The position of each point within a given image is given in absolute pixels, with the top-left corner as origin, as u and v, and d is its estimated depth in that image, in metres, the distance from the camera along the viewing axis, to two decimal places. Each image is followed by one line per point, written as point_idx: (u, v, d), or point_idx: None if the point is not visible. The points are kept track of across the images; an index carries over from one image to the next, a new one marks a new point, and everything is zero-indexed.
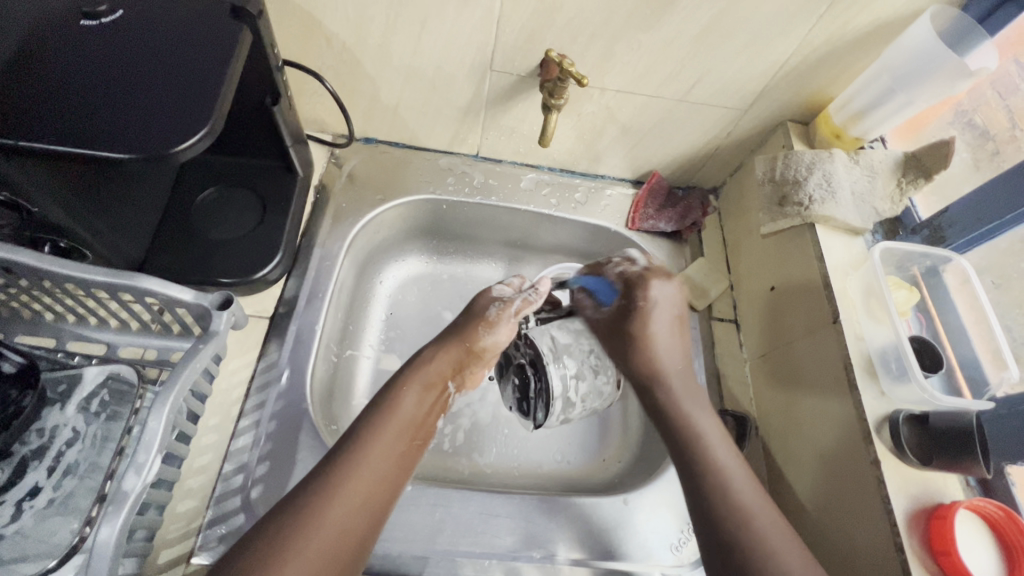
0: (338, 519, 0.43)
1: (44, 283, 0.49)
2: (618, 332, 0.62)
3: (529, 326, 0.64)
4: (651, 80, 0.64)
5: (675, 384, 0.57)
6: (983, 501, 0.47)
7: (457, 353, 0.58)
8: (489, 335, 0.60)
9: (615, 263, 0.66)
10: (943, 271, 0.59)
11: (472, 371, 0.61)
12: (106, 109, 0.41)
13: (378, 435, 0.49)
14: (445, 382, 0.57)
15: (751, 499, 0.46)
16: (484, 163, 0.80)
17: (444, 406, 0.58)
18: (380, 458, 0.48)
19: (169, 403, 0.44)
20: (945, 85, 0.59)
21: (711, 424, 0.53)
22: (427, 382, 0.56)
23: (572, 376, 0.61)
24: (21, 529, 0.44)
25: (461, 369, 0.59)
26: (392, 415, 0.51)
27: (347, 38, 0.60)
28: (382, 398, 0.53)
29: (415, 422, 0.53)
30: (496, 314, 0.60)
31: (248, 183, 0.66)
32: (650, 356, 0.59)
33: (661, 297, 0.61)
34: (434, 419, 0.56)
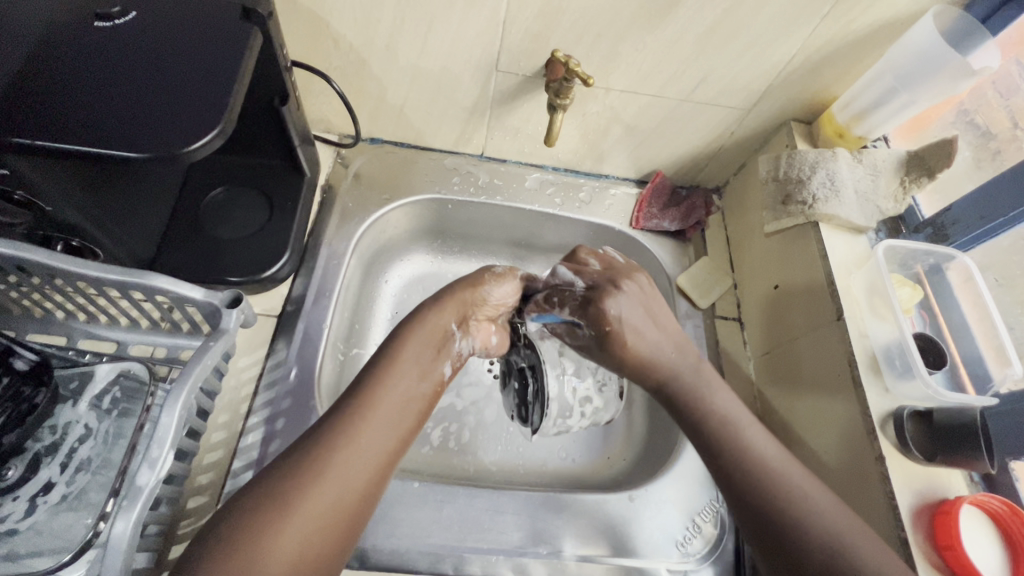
0: (345, 461, 0.43)
1: (56, 281, 0.50)
2: (599, 355, 0.57)
3: (525, 328, 0.63)
4: (655, 80, 0.65)
5: (681, 368, 0.54)
6: (986, 496, 0.47)
7: (460, 298, 0.56)
8: (494, 285, 0.59)
9: (559, 298, 0.59)
10: (946, 269, 0.59)
11: (478, 322, 0.58)
12: (118, 108, 0.42)
13: (388, 379, 0.49)
14: (449, 329, 0.55)
15: (784, 468, 0.47)
16: (488, 163, 0.80)
17: (454, 353, 0.56)
18: (389, 404, 0.48)
19: (181, 399, 0.44)
20: (947, 85, 0.59)
21: (725, 396, 0.53)
22: (430, 329, 0.54)
23: (569, 378, 0.60)
24: (34, 524, 0.45)
25: (467, 317, 0.57)
26: (395, 362, 0.51)
27: (354, 40, 0.61)
28: (387, 346, 0.52)
29: (422, 365, 0.52)
30: (504, 269, 0.61)
31: (256, 183, 0.67)
32: (640, 357, 0.55)
33: (624, 305, 0.55)
34: (442, 368, 0.54)
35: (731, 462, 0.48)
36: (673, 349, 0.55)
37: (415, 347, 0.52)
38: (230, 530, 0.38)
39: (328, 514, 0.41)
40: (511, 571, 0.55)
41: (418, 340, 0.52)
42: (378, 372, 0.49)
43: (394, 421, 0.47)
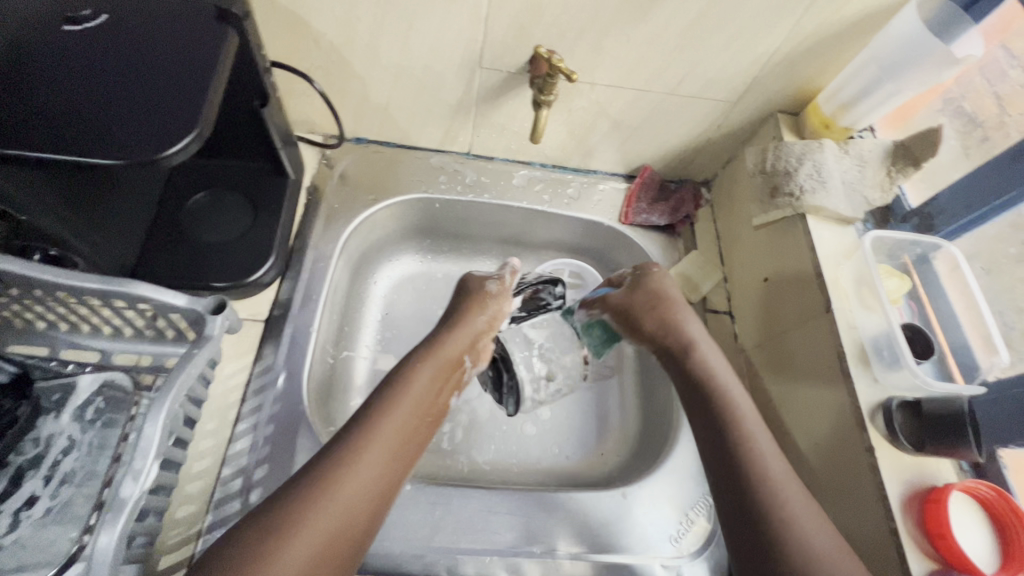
0: (355, 487, 0.44)
1: (35, 292, 0.49)
2: (636, 305, 0.61)
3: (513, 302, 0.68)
4: (641, 74, 0.64)
5: (709, 356, 0.56)
6: (975, 483, 0.48)
7: (471, 327, 0.59)
8: (494, 305, 0.62)
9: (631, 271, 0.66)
10: (933, 258, 0.59)
11: (487, 342, 0.61)
12: (88, 114, 0.41)
13: (399, 404, 0.51)
14: (460, 358, 0.58)
15: (768, 454, 0.47)
16: (476, 161, 0.79)
17: (458, 385, 0.59)
18: (398, 429, 0.49)
19: (164, 409, 0.44)
20: (932, 74, 0.59)
21: (735, 383, 0.54)
22: (442, 360, 0.56)
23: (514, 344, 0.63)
24: (18, 539, 0.44)
25: (478, 343, 0.60)
26: (406, 390, 0.52)
27: (334, 39, 0.60)
28: (393, 377, 0.53)
29: (428, 400, 0.53)
30: (497, 289, 0.63)
31: (240, 186, 0.66)
32: (677, 324, 0.59)
33: (669, 273, 0.64)
34: (447, 397, 0.57)
35: (737, 438, 0.49)
36: (705, 336, 0.58)
37: (427, 367, 0.55)
38: (227, 555, 0.37)
39: (333, 541, 0.41)
40: (505, 571, 0.54)
41: (430, 369, 0.54)
42: (388, 398, 0.51)
43: (399, 447, 0.49)
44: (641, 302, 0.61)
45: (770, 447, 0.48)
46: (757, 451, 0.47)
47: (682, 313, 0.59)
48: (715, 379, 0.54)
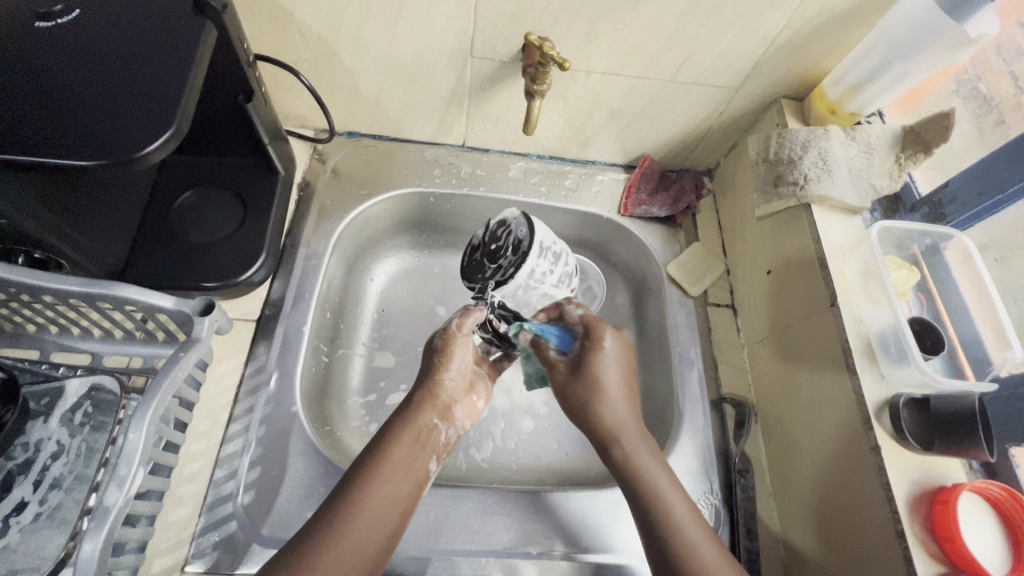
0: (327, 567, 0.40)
1: (22, 296, 0.48)
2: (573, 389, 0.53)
3: (491, 291, 0.60)
4: (638, 60, 0.62)
5: (630, 440, 0.49)
6: (986, 483, 0.46)
7: (432, 395, 0.55)
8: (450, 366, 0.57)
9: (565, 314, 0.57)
10: (944, 249, 0.57)
11: (460, 402, 0.57)
12: (61, 114, 0.39)
13: (373, 484, 0.46)
14: (431, 426, 0.53)
15: (712, 560, 0.42)
16: (471, 154, 0.78)
17: (439, 448, 0.53)
18: (375, 508, 0.44)
19: (149, 413, 0.43)
20: (944, 55, 0.55)
21: (664, 473, 0.47)
22: (411, 436, 0.51)
23: (542, 275, 0.60)
24: (8, 545, 0.43)
25: (447, 405, 0.55)
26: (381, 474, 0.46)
27: (320, 30, 0.58)
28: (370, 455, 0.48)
29: (406, 468, 0.48)
30: (443, 338, 0.58)
31: (229, 184, 0.65)
32: (603, 409, 0.51)
33: (615, 345, 0.54)
34: (426, 462, 0.51)
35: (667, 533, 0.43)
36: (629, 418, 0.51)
37: (399, 437, 0.50)
38: None
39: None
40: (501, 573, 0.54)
41: (400, 442, 0.49)
42: (360, 479, 0.46)
43: (376, 526, 0.44)
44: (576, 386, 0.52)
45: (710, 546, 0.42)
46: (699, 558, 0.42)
47: (609, 394, 0.51)
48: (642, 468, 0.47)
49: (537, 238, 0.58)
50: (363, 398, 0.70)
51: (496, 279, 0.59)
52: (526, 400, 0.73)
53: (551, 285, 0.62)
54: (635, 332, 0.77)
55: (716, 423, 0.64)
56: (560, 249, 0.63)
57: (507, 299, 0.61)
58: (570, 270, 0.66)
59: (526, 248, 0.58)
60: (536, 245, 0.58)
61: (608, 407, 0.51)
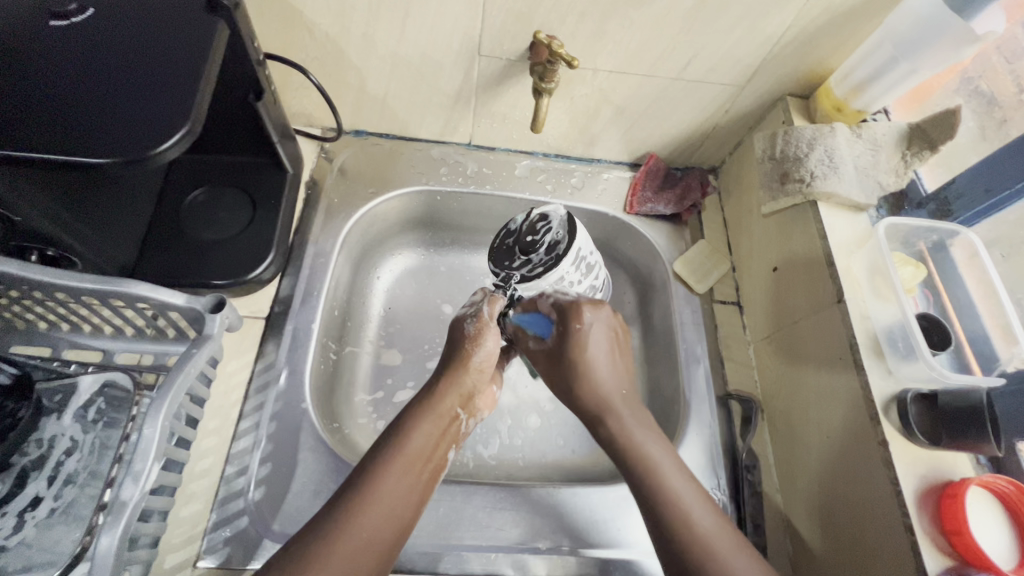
0: (347, 555, 0.40)
1: (35, 294, 0.49)
2: (560, 365, 0.55)
3: (516, 284, 0.62)
4: (645, 58, 0.62)
5: (625, 411, 0.51)
6: (994, 477, 0.46)
7: (461, 380, 0.55)
8: (478, 350, 0.57)
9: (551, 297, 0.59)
10: (950, 245, 0.57)
11: (482, 393, 0.57)
12: (76, 112, 0.40)
13: (391, 472, 0.46)
14: (452, 414, 0.53)
15: (707, 523, 0.42)
16: (477, 152, 0.78)
17: (457, 437, 0.54)
18: (390, 496, 0.44)
19: (163, 409, 0.43)
20: (950, 53, 0.56)
21: (657, 443, 0.48)
22: (433, 422, 0.51)
23: (569, 281, 0.63)
24: (24, 539, 0.44)
25: (470, 394, 0.56)
26: (399, 453, 0.47)
27: (329, 29, 0.59)
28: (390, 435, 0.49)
29: (425, 455, 0.48)
30: (476, 326, 0.58)
31: (238, 182, 0.65)
32: (591, 382, 0.53)
33: (596, 319, 0.56)
34: (445, 451, 0.51)
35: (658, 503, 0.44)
36: (620, 389, 0.53)
37: (423, 422, 0.51)
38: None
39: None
40: (511, 568, 0.54)
41: (424, 429, 0.50)
42: (377, 467, 0.46)
43: (393, 514, 0.44)
44: (562, 362, 0.55)
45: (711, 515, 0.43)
46: (694, 523, 0.42)
47: (595, 368, 0.53)
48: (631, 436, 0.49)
49: (575, 247, 0.61)
50: (371, 395, 0.70)
51: (524, 274, 0.62)
52: (533, 396, 0.73)
53: (575, 293, 0.65)
54: (641, 329, 0.78)
55: (723, 420, 0.64)
56: (594, 262, 0.66)
57: (528, 296, 0.62)
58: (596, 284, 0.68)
59: (563, 251, 0.61)
60: (573, 252, 0.61)
61: (596, 380, 0.53)
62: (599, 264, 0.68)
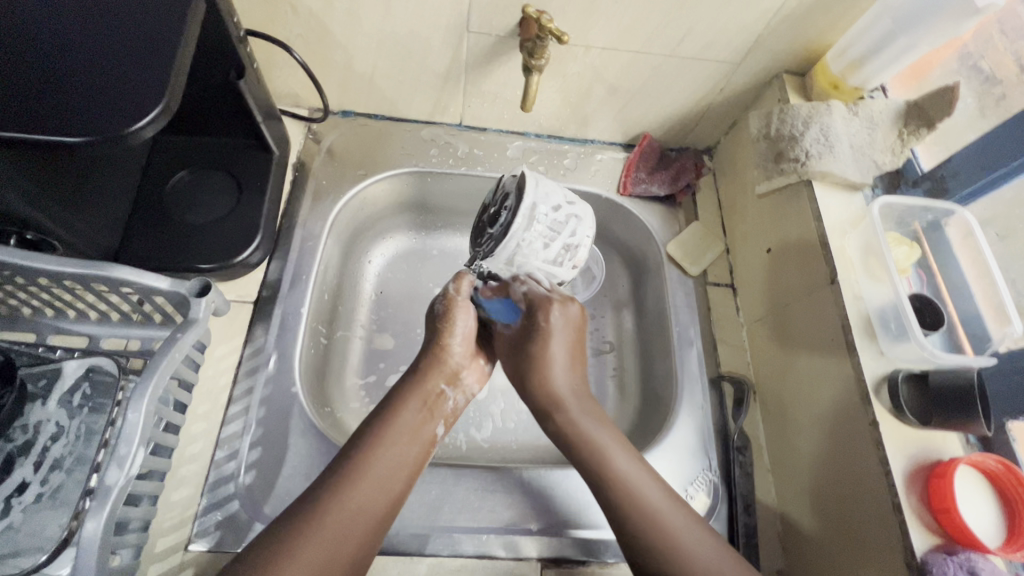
0: (335, 521, 0.42)
1: (15, 279, 0.48)
2: (518, 357, 0.57)
3: (480, 261, 0.60)
4: (637, 34, 0.60)
5: (572, 405, 0.53)
6: (983, 456, 0.46)
7: (442, 357, 0.55)
8: (455, 328, 0.56)
9: (524, 282, 0.58)
10: (945, 225, 0.57)
11: (468, 367, 0.57)
12: (48, 90, 0.38)
13: (382, 446, 0.48)
14: (438, 390, 0.54)
15: (658, 500, 0.47)
16: (468, 133, 0.76)
17: (447, 414, 0.54)
18: (383, 465, 0.47)
19: (147, 395, 0.43)
20: (950, 26, 0.54)
21: (607, 431, 0.52)
22: (418, 395, 0.52)
23: (531, 247, 0.57)
24: (10, 524, 0.44)
25: (455, 372, 0.56)
26: (386, 426, 0.49)
27: (312, 4, 0.57)
28: (378, 412, 0.51)
29: (410, 431, 0.50)
30: (444, 305, 0.57)
31: (223, 164, 0.64)
32: (546, 377, 0.54)
33: (563, 317, 0.56)
34: (433, 427, 0.52)
35: (608, 490, 0.48)
36: (571, 385, 0.55)
37: (401, 401, 0.51)
38: None
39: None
40: (503, 549, 0.54)
41: (410, 407, 0.51)
42: (371, 439, 0.48)
43: (380, 489, 0.45)
44: (524, 353, 0.56)
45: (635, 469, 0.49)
46: (644, 500, 0.46)
47: (551, 365, 0.55)
48: (582, 431, 0.52)
49: (525, 205, 0.56)
50: (363, 379, 0.70)
51: (485, 249, 0.59)
52: None
53: (544, 258, 0.59)
54: (634, 312, 0.77)
55: (715, 401, 0.64)
56: (562, 216, 0.59)
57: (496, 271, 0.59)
58: (576, 241, 0.60)
59: (512, 218, 0.56)
60: (521, 213, 0.56)
61: (549, 376, 0.54)
62: (574, 216, 0.60)
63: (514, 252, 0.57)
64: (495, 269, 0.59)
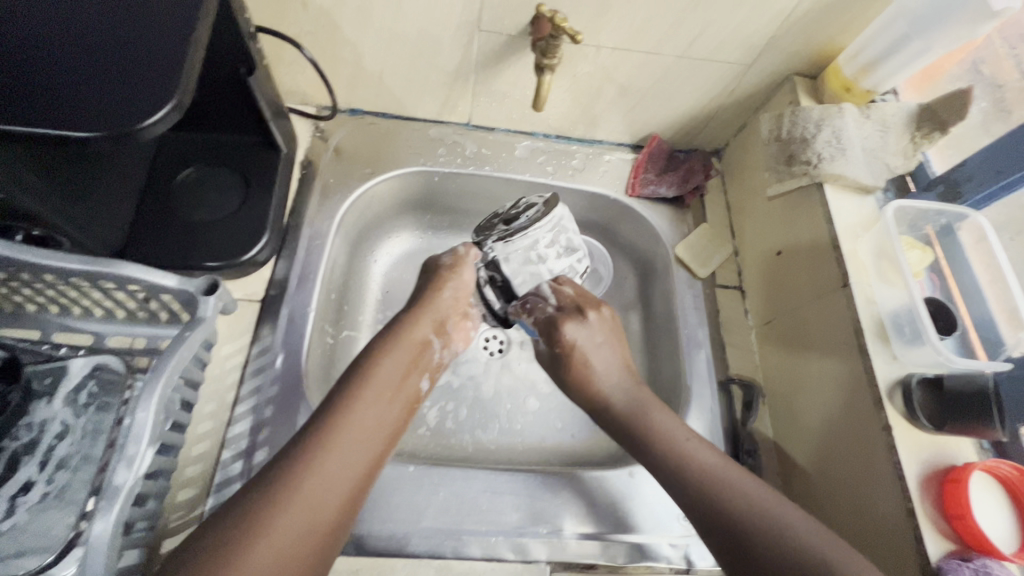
0: (317, 489, 0.42)
1: (22, 275, 0.47)
2: (558, 369, 0.59)
3: (491, 243, 0.58)
4: (649, 35, 0.60)
5: (619, 397, 0.55)
6: (997, 462, 0.46)
7: (430, 309, 0.57)
8: (450, 282, 0.58)
9: (531, 308, 0.60)
10: (958, 229, 0.56)
11: (456, 323, 0.59)
12: (59, 84, 0.38)
13: (355, 406, 0.47)
14: (425, 340, 0.55)
15: (715, 467, 0.48)
16: (476, 132, 0.76)
17: (430, 366, 0.56)
18: (362, 427, 0.47)
19: (156, 393, 0.42)
20: (966, 30, 0.54)
21: (664, 416, 0.53)
22: (406, 346, 0.54)
23: (544, 250, 0.59)
24: (16, 525, 0.43)
25: (443, 322, 0.57)
26: (369, 383, 0.50)
27: (323, 2, 0.56)
28: (358, 366, 0.51)
29: (394, 386, 0.51)
30: (451, 259, 0.59)
31: (230, 162, 0.63)
32: (591, 383, 0.57)
33: (582, 333, 0.58)
34: (417, 382, 0.53)
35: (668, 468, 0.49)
36: (618, 377, 0.57)
37: (392, 353, 0.52)
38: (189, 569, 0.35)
39: (292, 548, 0.39)
40: (511, 552, 0.54)
41: (395, 357, 0.52)
42: (350, 397, 0.48)
43: (364, 449, 0.46)
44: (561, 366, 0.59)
45: (707, 455, 0.49)
46: (705, 470, 0.47)
47: (592, 369, 0.57)
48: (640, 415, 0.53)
49: (557, 214, 0.58)
50: None
51: (499, 235, 0.58)
52: (530, 378, 0.73)
53: (550, 267, 0.60)
54: (641, 313, 0.77)
55: (723, 404, 0.64)
56: (576, 241, 0.62)
57: (501, 260, 0.58)
58: (577, 267, 0.63)
59: (540, 215, 0.58)
60: (551, 219, 0.57)
61: (595, 378, 0.56)
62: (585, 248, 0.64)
63: (527, 251, 0.58)
64: (504, 257, 0.58)
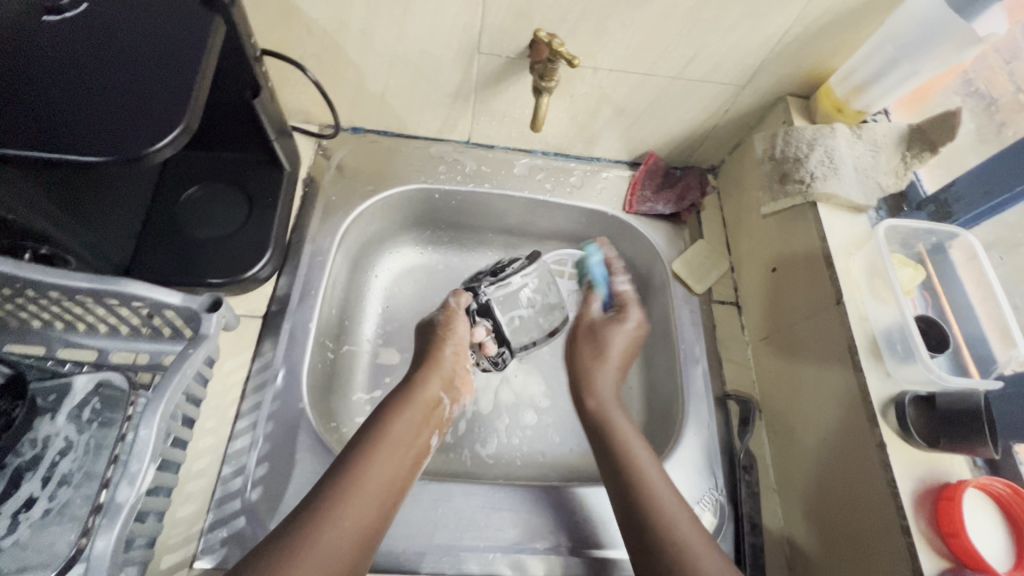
0: (332, 540, 0.43)
1: (28, 293, 0.48)
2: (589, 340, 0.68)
3: (485, 288, 0.65)
4: (644, 57, 0.61)
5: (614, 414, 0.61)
6: (991, 479, 0.46)
7: (445, 366, 0.60)
8: (465, 327, 0.64)
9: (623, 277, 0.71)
10: (949, 247, 0.57)
11: (461, 378, 0.62)
12: (69, 110, 0.39)
13: (377, 456, 0.50)
14: (437, 398, 0.58)
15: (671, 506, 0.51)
16: (476, 150, 0.77)
17: (440, 422, 0.58)
18: (375, 479, 0.48)
19: (160, 410, 0.43)
20: (951, 55, 0.56)
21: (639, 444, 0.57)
22: (418, 403, 0.56)
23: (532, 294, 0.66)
24: (18, 540, 0.43)
25: (451, 380, 0.60)
26: (384, 435, 0.51)
27: (327, 25, 0.58)
28: (374, 420, 0.53)
29: (408, 441, 0.52)
30: (445, 314, 0.64)
31: (234, 179, 0.64)
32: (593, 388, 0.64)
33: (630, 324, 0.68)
34: (428, 437, 0.55)
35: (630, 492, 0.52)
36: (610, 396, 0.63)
37: (403, 410, 0.55)
38: None
39: None
40: (509, 568, 0.54)
41: (409, 414, 0.54)
42: (367, 447, 0.50)
43: (376, 500, 0.48)
44: (597, 340, 0.67)
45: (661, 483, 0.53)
46: (660, 503, 0.51)
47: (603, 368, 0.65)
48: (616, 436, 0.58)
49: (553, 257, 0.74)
50: (368, 394, 0.70)
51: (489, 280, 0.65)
52: (527, 393, 0.73)
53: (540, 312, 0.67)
54: None
55: (721, 420, 0.64)
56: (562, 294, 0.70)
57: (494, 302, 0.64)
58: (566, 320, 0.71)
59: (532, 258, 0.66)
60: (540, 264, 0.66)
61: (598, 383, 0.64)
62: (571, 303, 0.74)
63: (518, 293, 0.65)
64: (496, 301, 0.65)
